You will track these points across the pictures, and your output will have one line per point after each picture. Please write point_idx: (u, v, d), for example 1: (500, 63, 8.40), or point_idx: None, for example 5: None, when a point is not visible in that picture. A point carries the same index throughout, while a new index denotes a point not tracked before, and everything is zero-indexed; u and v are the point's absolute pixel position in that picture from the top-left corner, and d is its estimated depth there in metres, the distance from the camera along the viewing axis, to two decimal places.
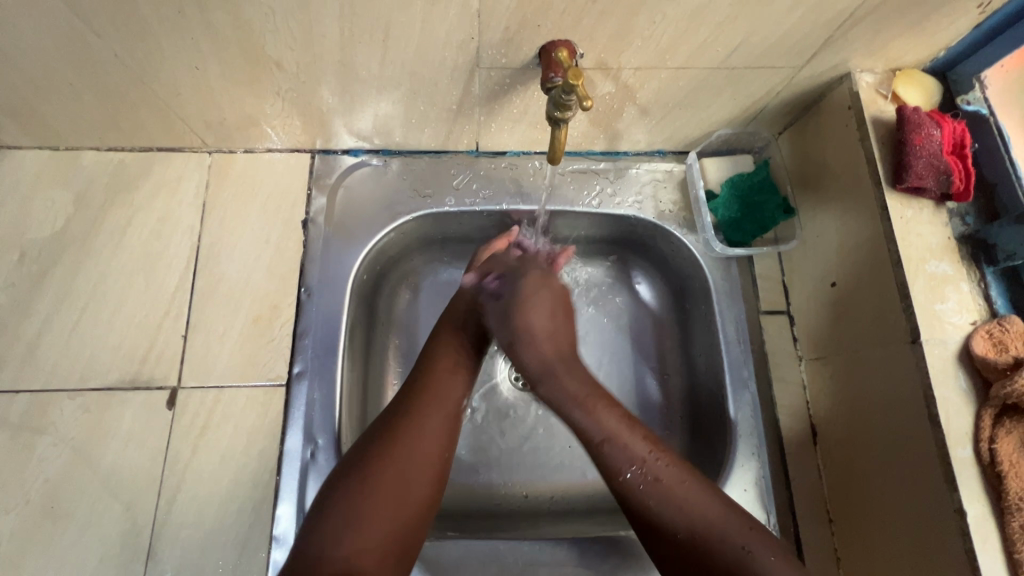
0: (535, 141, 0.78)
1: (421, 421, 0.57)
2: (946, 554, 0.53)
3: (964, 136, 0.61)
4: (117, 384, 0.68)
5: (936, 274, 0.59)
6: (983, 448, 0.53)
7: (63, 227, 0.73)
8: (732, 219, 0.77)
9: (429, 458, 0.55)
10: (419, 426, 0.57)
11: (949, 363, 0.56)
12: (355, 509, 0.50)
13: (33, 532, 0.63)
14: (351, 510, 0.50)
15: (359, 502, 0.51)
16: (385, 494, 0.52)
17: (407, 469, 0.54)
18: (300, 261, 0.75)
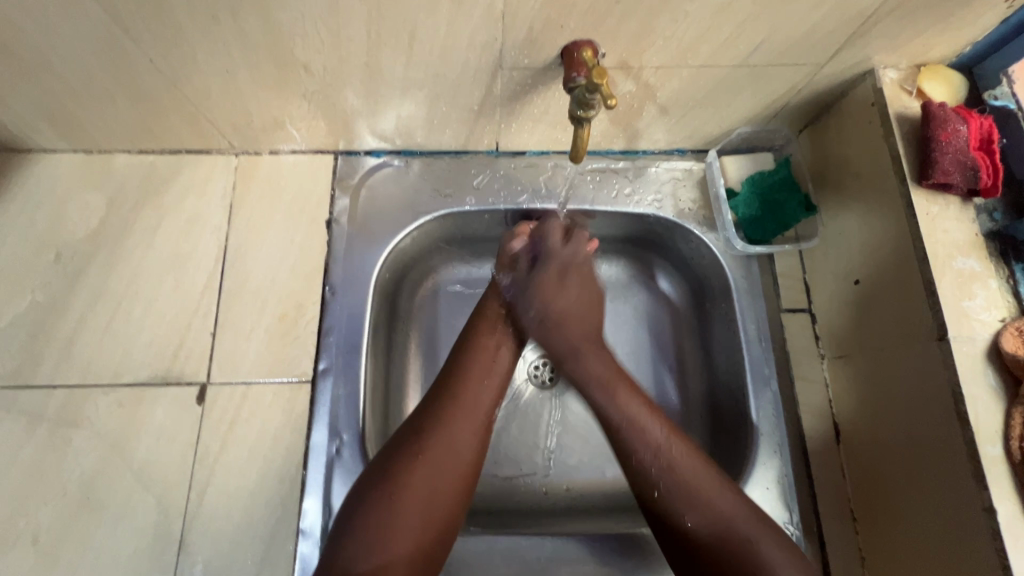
0: (555, 141, 0.78)
1: (445, 432, 0.59)
2: (978, 553, 0.53)
3: (991, 132, 0.61)
4: (149, 380, 0.70)
5: (963, 271, 0.58)
6: (1013, 446, 0.52)
7: (97, 228, 0.76)
8: (753, 217, 0.77)
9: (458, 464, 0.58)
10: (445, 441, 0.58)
11: (977, 360, 0.55)
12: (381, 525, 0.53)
13: (70, 522, 0.65)
14: (382, 523, 0.53)
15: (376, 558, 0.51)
16: (421, 509, 0.55)
17: (433, 486, 0.56)
18: (324, 260, 0.76)
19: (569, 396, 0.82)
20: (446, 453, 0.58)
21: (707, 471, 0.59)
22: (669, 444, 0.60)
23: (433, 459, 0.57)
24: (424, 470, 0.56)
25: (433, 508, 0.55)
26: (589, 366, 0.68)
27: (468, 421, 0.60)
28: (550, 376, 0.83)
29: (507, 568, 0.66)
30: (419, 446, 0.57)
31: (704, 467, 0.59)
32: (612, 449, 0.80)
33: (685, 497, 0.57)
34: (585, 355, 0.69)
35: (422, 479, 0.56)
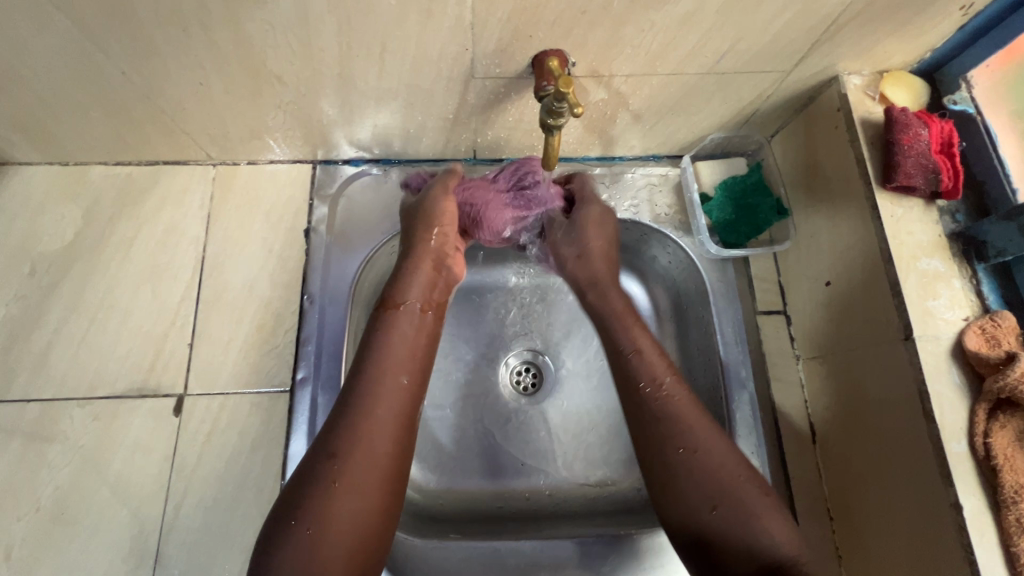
0: (531, 148, 0.79)
1: (363, 420, 0.54)
2: (946, 549, 0.53)
3: (952, 135, 0.62)
4: (125, 393, 0.69)
5: (927, 271, 0.60)
6: (978, 442, 0.53)
7: (72, 240, 0.75)
8: (726, 221, 0.78)
9: (382, 453, 0.54)
10: (362, 434, 0.53)
11: (942, 358, 0.56)
12: (307, 540, 0.49)
13: (44, 538, 0.64)
14: (303, 538, 0.49)
15: (315, 531, 0.49)
16: (348, 502, 0.51)
17: (359, 478, 0.52)
18: (303, 268, 0.77)
19: (551, 400, 0.83)
20: (381, 419, 0.55)
21: (703, 428, 0.59)
22: (671, 404, 0.60)
23: (374, 423, 0.54)
24: (344, 472, 0.52)
25: (366, 501, 0.52)
26: (610, 299, 0.70)
27: (396, 374, 0.58)
28: (531, 381, 0.84)
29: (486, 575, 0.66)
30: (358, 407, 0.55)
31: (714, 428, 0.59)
32: (594, 453, 0.80)
33: (676, 457, 0.57)
34: (608, 289, 0.71)
35: (362, 445, 0.53)
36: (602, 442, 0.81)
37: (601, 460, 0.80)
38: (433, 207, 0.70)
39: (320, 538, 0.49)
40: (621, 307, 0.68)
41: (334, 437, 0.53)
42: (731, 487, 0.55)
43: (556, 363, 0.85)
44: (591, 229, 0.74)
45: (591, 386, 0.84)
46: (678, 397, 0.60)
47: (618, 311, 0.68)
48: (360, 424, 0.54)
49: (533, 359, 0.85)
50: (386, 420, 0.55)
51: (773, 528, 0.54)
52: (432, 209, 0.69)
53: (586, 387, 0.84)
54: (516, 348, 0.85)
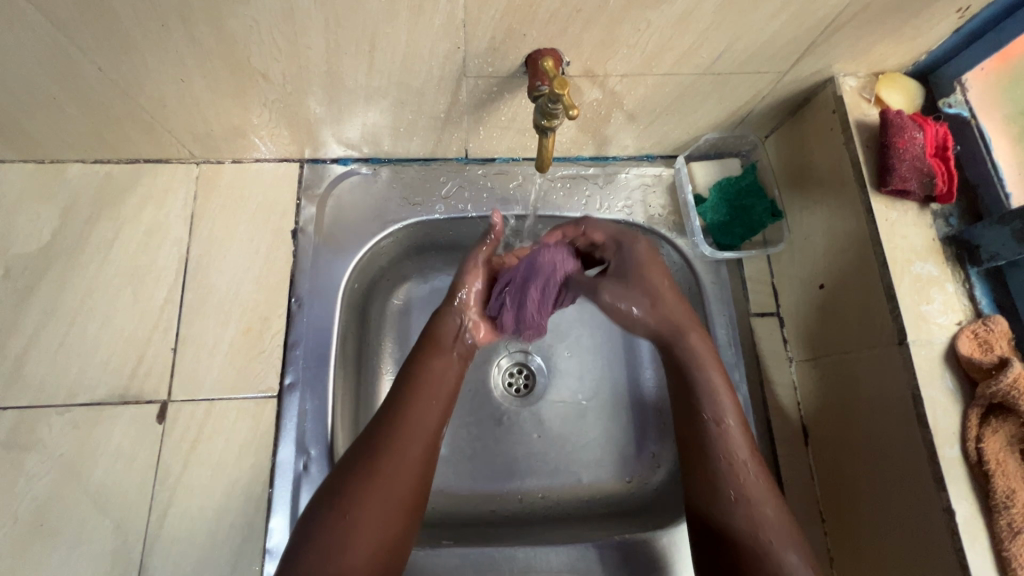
0: (524, 148, 0.78)
1: (384, 478, 0.57)
2: (937, 554, 0.53)
3: (946, 139, 0.62)
4: (106, 399, 0.67)
5: (921, 276, 0.59)
6: (970, 447, 0.53)
7: (49, 241, 0.73)
8: (721, 223, 0.77)
9: (399, 511, 0.57)
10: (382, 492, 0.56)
11: (936, 363, 0.56)
12: None
13: (21, 551, 0.62)
14: None
15: None
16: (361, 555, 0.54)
17: (375, 535, 0.55)
18: (291, 270, 0.75)
19: (544, 402, 0.82)
20: (404, 475, 0.58)
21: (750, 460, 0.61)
22: (726, 432, 0.62)
23: (393, 486, 0.57)
24: (357, 525, 0.54)
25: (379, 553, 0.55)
26: (692, 345, 0.66)
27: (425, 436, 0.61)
28: (524, 383, 0.83)
29: None
30: (374, 463, 0.58)
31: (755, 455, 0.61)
32: (587, 456, 0.80)
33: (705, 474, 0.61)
34: (689, 335, 0.67)
35: (362, 542, 0.54)
36: (595, 445, 0.80)
37: (595, 463, 0.80)
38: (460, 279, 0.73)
39: None
40: (687, 319, 0.68)
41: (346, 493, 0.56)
42: (756, 514, 0.57)
43: (549, 365, 0.84)
44: (651, 266, 0.70)
45: (582, 387, 0.83)
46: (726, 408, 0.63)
47: (678, 323, 0.68)
48: (377, 478, 0.57)
49: (525, 361, 0.84)
50: (388, 498, 0.57)
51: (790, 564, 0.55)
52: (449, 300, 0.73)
53: (579, 390, 0.83)
54: (507, 349, 0.84)
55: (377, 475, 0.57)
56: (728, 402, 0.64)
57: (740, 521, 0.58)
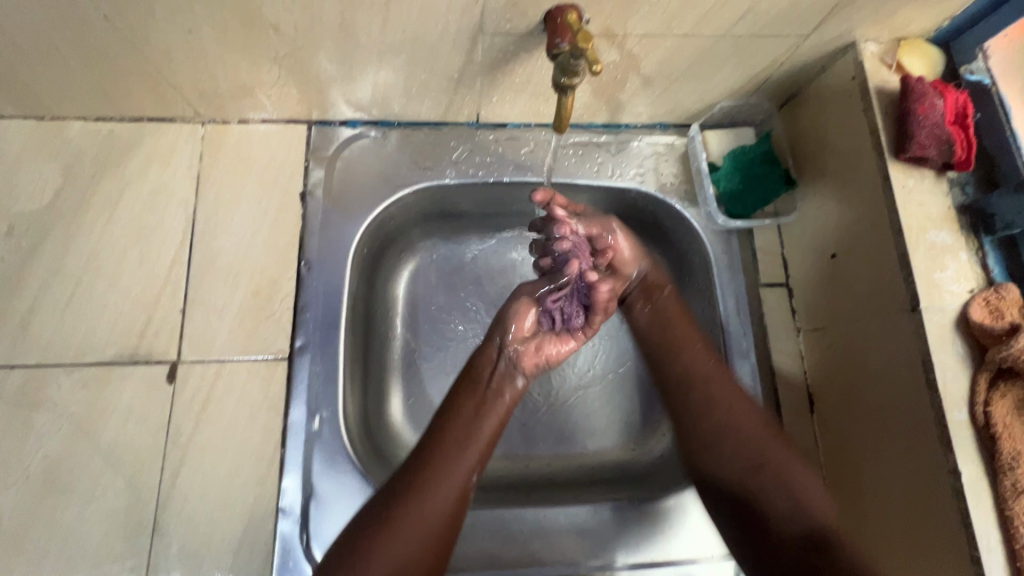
0: (537, 113, 0.78)
1: (403, 519, 0.56)
2: (941, 514, 0.55)
3: (966, 107, 0.62)
4: (115, 359, 0.67)
5: (936, 243, 0.60)
6: (978, 410, 0.54)
7: (53, 199, 0.71)
8: (734, 191, 0.77)
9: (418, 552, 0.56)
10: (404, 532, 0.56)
11: (948, 329, 0.57)
12: None
13: (34, 506, 0.62)
14: None
15: None
16: None
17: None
18: (300, 233, 0.74)
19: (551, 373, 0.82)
20: (427, 516, 0.57)
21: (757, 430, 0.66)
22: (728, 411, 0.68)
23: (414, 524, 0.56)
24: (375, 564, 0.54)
25: None
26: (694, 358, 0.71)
27: (455, 476, 0.60)
28: None
29: (490, 541, 0.66)
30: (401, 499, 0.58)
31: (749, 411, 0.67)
32: (593, 425, 0.81)
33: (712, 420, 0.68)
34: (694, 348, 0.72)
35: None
36: (600, 415, 0.81)
37: (600, 431, 0.81)
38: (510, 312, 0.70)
39: None
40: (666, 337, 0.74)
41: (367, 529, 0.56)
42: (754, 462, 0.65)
43: None
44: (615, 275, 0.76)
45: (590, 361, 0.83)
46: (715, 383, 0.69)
47: (701, 368, 0.71)
48: (397, 519, 0.56)
49: None
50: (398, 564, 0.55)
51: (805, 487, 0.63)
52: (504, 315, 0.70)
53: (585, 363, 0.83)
54: None
55: (401, 513, 0.57)
56: (744, 407, 0.67)
57: (727, 469, 0.66)
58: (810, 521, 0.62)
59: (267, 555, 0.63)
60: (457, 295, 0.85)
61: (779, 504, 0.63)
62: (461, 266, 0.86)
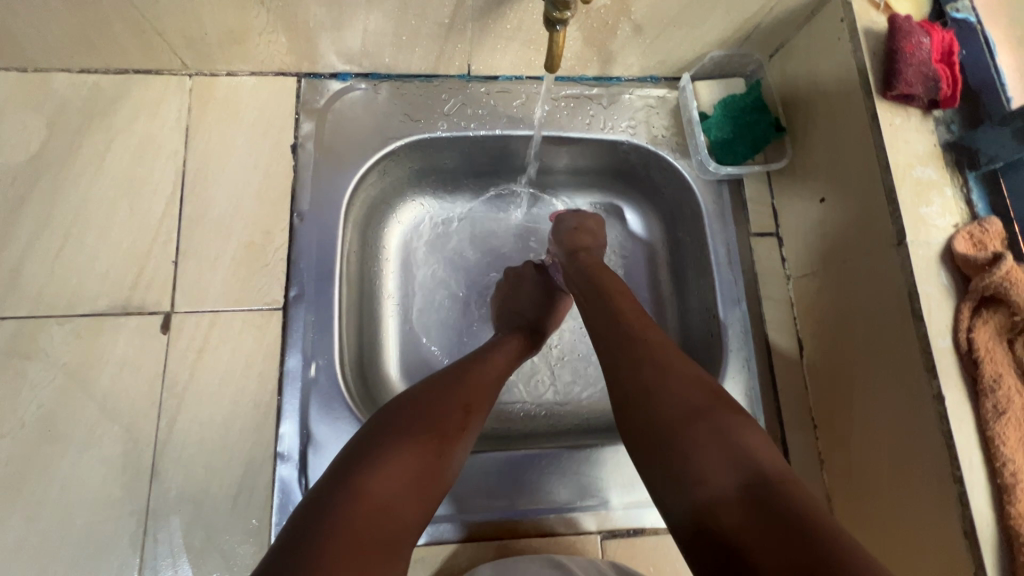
0: (528, 64, 0.78)
1: (455, 418, 0.54)
2: (926, 440, 0.56)
3: (952, 45, 0.62)
4: (108, 310, 0.67)
5: (921, 179, 0.61)
6: (962, 337, 0.55)
7: (39, 152, 0.70)
8: (725, 140, 0.77)
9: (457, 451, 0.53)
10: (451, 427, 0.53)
11: (933, 262, 0.58)
12: (374, 498, 0.44)
13: (30, 454, 0.62)
14: (372, 494, 0.45)
15: (387, 494, 0.45)
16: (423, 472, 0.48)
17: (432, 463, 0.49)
18: (291, 185, 0.73)
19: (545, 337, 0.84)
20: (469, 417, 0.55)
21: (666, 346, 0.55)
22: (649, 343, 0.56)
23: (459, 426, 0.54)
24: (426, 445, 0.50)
25: (434, 485, 0.49)
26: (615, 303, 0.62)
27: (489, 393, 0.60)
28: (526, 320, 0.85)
29: (485, 484, 0.67)
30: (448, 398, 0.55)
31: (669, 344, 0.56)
32: (586, 381, 0.83)
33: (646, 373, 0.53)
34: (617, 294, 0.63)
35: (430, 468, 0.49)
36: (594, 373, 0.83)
37: (594, 386, 0.82)
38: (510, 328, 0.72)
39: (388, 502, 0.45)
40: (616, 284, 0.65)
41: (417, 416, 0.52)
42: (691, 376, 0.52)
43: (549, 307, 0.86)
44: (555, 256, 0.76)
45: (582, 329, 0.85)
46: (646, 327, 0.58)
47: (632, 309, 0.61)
48: (445, 410, 0.54)
49: None
50: (414, 473, 0.47)
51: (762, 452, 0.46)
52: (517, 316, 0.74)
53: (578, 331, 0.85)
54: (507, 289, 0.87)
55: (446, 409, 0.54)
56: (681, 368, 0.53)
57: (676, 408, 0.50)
58: (750, 467, 0.44)
59: (266, 500, 0.63)
60: (450, 252, 0.87)
61: (717, 472, 0.45)
62: (453, 225, 0.88)
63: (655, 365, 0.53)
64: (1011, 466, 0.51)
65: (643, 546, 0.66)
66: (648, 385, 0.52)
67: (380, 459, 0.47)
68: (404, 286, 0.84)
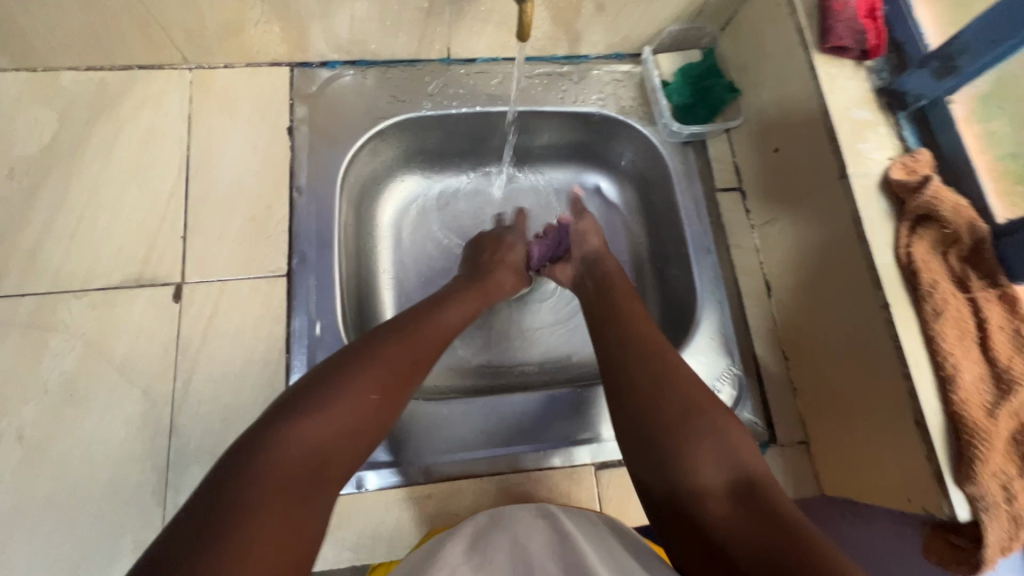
0: (503, 45, 0.85)
1: (390, 369, 0.57)
2: (877, 347, 0.62)
3: (874, 3, 0.70)
4: (122, 283, 0.71)
5: (858, 120, 0.68)
6: (902, 252, 0.62)
7: (51, 143, 0.75)
8: (686, 104, 0.85)
9: (388, 398, 0.56)
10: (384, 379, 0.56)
11: (873, 190, 0.65)
12: (303, 435, 0.49)
13: (54, 417, 0.65)
14: (299, 432, 0.49)
15: (316, 434, 0.50)
16: (355, 420, 0.53)
17: (363, 412, 0.53)
18: (288, 164, 0.79)
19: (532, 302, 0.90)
20: (406, 373, 0.59)
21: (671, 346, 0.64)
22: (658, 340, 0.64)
23: (394, 376, 0.57)
24: (361, 393, 0.54)
25: (363, 433, 0.53)
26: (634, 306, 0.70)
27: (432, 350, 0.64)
28: None
29: (479, 423, 0.72)
30: (389, 353, 0.59)
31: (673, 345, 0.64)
32: (574, 339, 0.88)
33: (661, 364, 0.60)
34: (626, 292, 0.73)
35: (360, 420, 0.53)
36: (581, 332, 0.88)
37: (581, 342, 0.88)
38: (483, 280, 0.77)
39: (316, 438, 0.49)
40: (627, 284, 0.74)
41: (353, 366, 0.56)
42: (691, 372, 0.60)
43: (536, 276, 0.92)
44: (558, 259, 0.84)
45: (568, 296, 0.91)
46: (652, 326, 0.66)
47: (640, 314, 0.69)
48: (385, 362, 0.57)
49: None
50: (333, 433, 0.51)
51: (747, 449, 0.55)
52: (483, 278, 0.77)
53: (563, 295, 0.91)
54: None
55: (380, 360, 0.57)
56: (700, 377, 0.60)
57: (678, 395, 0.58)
58: (741, 466, 0.53)
59: None
60: (435, 222, 0.94)
61: (714, 463, 0.53)
62: (438, 198, 0.95)
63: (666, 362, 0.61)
64: (951, 358, 0.58)
65: (634, 474, 0.71)
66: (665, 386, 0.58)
67: (312, 410, 0.51)
68: (396, 257, 0.90)
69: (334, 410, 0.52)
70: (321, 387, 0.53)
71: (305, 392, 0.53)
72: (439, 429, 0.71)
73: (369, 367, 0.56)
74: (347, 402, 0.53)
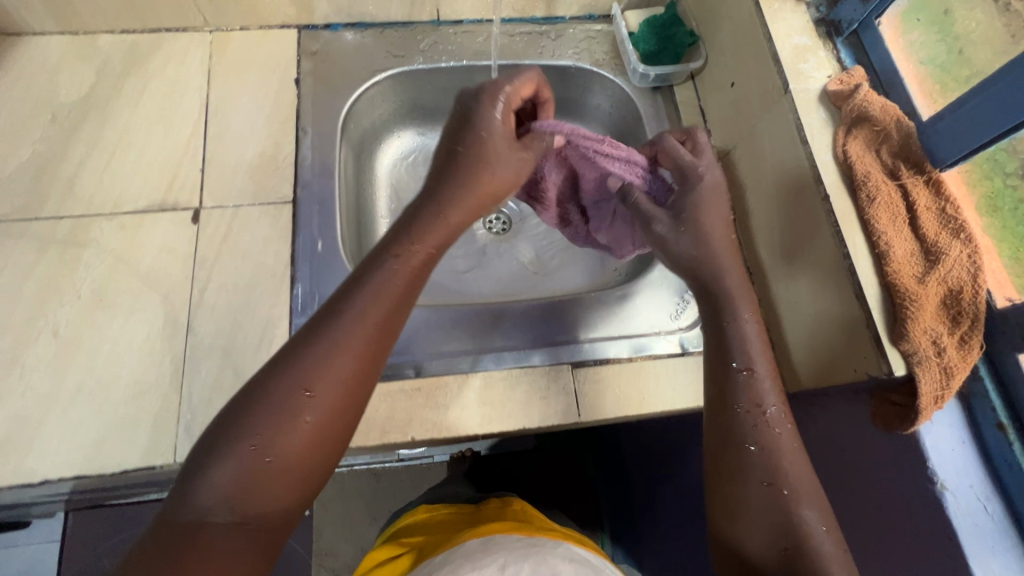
0: (486, 7, 0.95)
1: (299, 405, 0.48)
2: (819, 236, 0.69)
3: None
4: (148, 208, 0.80)
5: (799, 45, 0.76)
6: (839, 151, 0.69)
7: (88, 93, 0.86)
8: (651, 51, 0.94)
9: (321, 436, 0.48)
10: (302, 424, 0.48)
11: (813, 102, 0.73)
12: (204, 512, 0.44)
13: (85, 319, 0.73)
14: (195, 506, 0.44)
15: (229, 506, 0.45)
16: (282, 477, 0.47)
17: (281, 466, 0.47)
18: (295, 109, 0.89)
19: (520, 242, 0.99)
20: (324, 405, 0.48)
21: (794, 456, 0.54)
22: (768, 443, 0.54)
23: (305, 411, 0.48)
24: (270, 450, 0.46)
25: (294, 484, 0.47)
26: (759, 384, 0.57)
27: (359, 361, 0.51)
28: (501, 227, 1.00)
29: (467, 326, 0.80)
30: (297, 387, 0.48)
31: (798, 454, 0.54)
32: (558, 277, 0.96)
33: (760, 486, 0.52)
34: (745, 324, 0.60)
35: (281, 477, 0.47)
36: (564, 271, 0.96)
37: (564, 279, 0.96)
38: (420, 224, 0.59)
39: (221, 516, 0.44)
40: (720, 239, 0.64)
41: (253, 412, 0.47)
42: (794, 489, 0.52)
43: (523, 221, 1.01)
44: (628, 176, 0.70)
45: (553, 240, 0.99)
46: (777, 430, 0.55)
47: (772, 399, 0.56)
48: (290, 400, 0.48)
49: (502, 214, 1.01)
50: (245, 496, 0.45)
51: None
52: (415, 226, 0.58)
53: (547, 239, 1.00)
54: None
55: (286, 398, 0.48)
56: (804, 480, 0.53)
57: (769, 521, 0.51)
58: None
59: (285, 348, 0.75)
60: None
61: None
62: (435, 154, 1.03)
63: (773, 483, 0.52)
64: (884, 237, 0.64)
65: (608, 371, 0.76)
66: (734, 488, 0.53)
67: (204, 484, 0.45)
68: (393, 203, 0.98)
69: (225, 474, 0.45)
70: (215, 451, 0.46)
71: (201, 452, 0.46)
72: (431, 329, 0.79)
73: (273, 413, 0.47)
74: (231, 467, 0.45)
